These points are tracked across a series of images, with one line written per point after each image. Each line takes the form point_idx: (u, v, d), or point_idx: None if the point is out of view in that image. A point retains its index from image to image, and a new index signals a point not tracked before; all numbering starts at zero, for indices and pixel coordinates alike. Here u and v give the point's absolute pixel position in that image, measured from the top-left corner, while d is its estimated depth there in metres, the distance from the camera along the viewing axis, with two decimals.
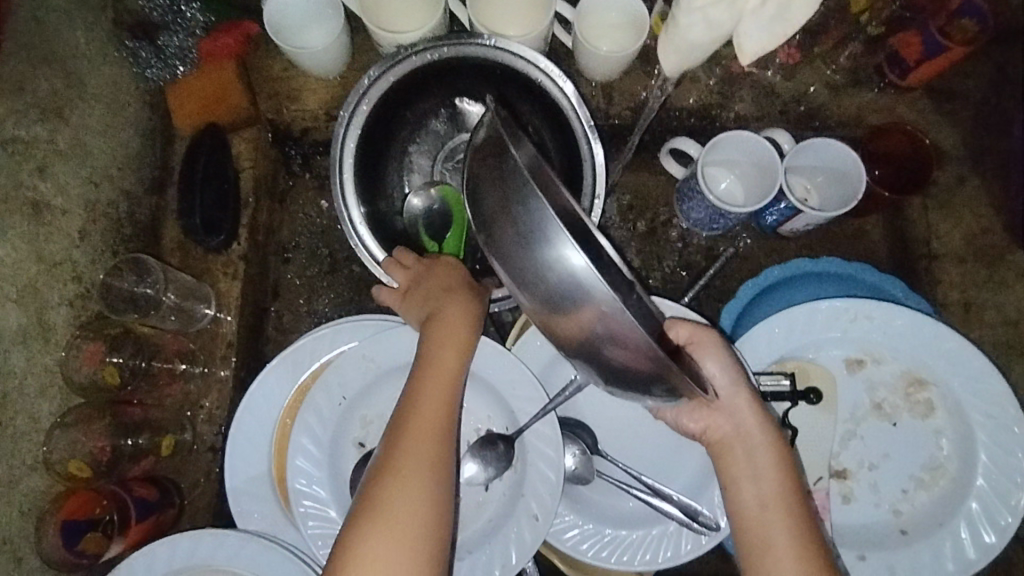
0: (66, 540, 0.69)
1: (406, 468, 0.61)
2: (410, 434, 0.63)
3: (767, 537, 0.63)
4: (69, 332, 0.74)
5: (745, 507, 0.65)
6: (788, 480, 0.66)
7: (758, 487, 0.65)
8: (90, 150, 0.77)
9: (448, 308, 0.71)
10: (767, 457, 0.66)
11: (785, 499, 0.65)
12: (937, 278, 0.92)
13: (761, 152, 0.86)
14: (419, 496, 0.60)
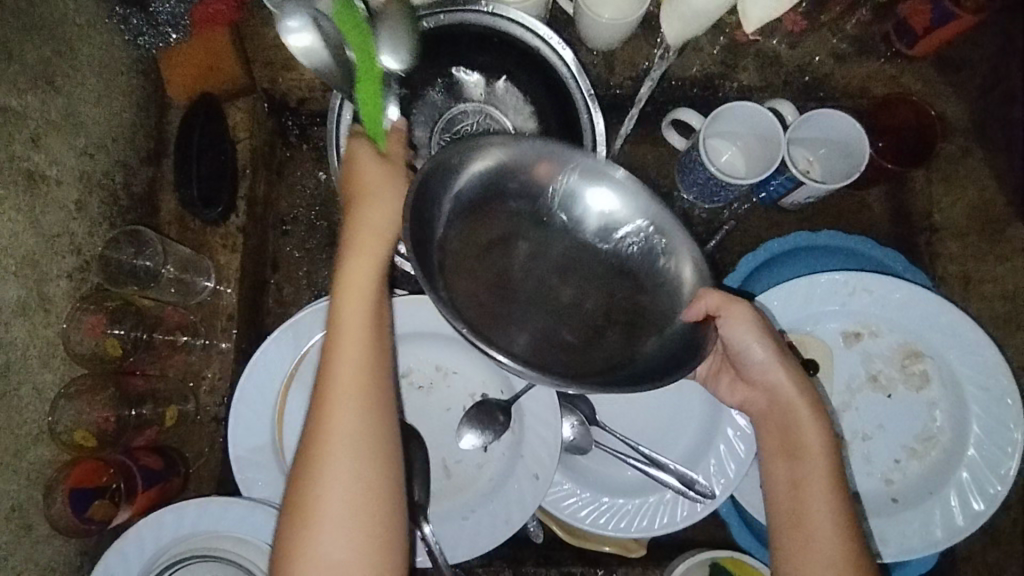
0: (74, 506, 0.71)
1: (336, 426, 0.59)
2: (332, 390, 0.60)
3: (810, 518, 0.63)
4: (70, 303, 0.74)
5: (789, 487, 0.65)
6: (831, 462, 0.65)
7: (804, 468, 0.65)
8: (83, 120, 0.76)
9: (360, 231, 0.63)
10: (812, 440, 0.65)
11: (828, 483, 0.64)
12: (936, 252, 0.92)
13: (762, 123, 0.86)
14: (357, 451, 0.59)
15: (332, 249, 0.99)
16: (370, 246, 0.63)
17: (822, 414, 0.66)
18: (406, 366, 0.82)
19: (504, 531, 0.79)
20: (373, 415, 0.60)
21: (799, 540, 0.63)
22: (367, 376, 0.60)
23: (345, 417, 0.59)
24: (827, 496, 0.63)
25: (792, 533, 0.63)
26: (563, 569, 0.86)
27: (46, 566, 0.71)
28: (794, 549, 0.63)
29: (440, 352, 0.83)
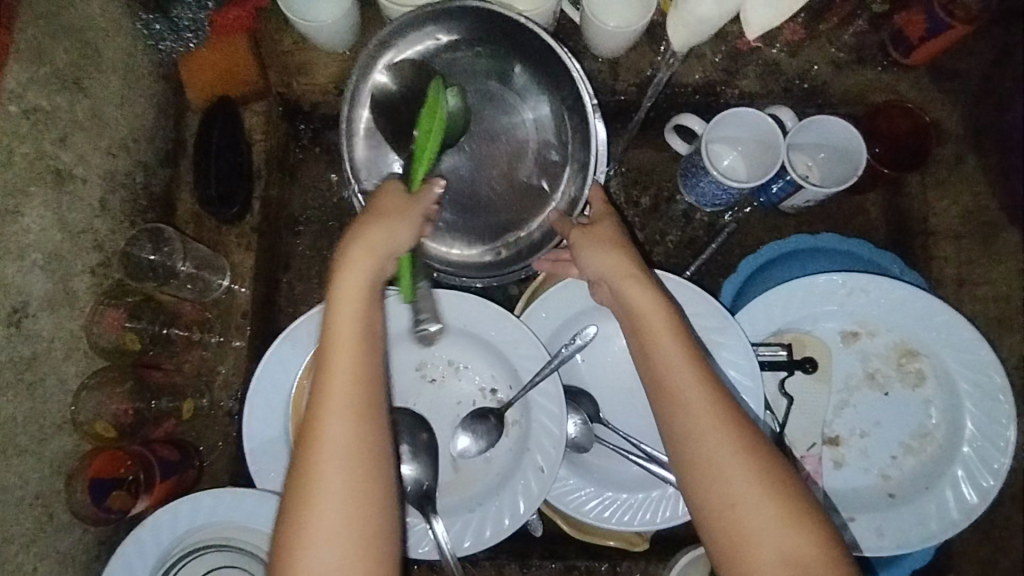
0: (93, 496, 0.74)
1: (319, 459, 0.57)
2: (315, 420, 0.59)
3: (705, 448, 0.60)
4: (93, 298, 0.76)
5: (676, 423, 0.61)
6: (709, 383, 0.62)
7: (682, 396, 0.62)
8: (107, 122, 0.79)
9: (353, 258, 0.63)
10: (682, 370, 0.63)
11: (710, 403, 0.61)
12: (932, 254, 0.94)
13: (763, 127, 0.88)
14: (343, 480, 0.57)
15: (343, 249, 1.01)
16: (359, 273, 0.63)
17: (681, 335, 0.65)
18: (420, 360, 0.86)
19: (509, 524, 0.81)
20: (359, 442, 0.58)
21: (708, 481, 0.59)
22: (350, 402, 0.59)
23: (326, 446, 0.58)
24: (713, 418, 0.60)
25: (693, 469, 0.60)
26: (568, 562, 0.88)
27: (67, 552, 0.73)
28: (709, 494, 0.59)
29: (452, 347, 0.86)
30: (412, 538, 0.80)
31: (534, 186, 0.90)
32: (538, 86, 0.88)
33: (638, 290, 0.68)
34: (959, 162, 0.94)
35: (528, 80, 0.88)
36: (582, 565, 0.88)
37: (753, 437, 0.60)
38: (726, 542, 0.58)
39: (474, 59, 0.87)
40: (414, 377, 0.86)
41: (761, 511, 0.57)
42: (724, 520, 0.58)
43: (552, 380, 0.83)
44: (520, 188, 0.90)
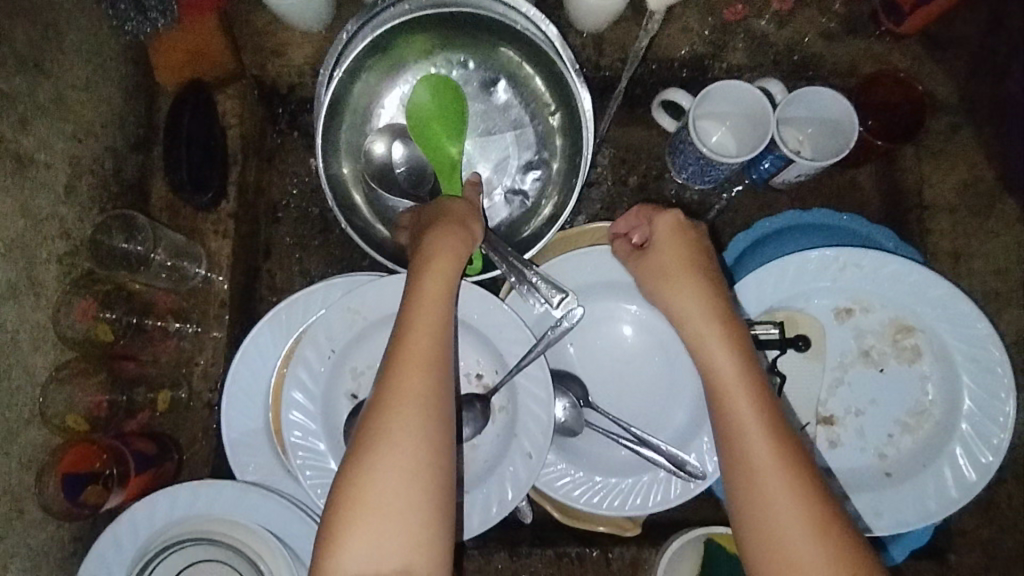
0: (67, 491, 0.72)
1: (398, 398, 0.59)
2: (399, 361, 0.61)
3: (758, 485, 0.58)
4: (60, 288, 0.74)
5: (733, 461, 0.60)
6: (767, 416, 0.61)
7: (744, 440, 0.60)
8: (71, 106, 0.76)
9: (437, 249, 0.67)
10: (744, 407, 0.62)
11: (765, 437, 0.60)
12: (928, 228, 0.91)
13: (751, 101, 0.86)
14: (413, 420, 0.58)
15: (325, 237, 0.97)
16: (452, 243, 0.68)
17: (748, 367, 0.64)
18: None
19: (496, 511, 0.80)
20: (437, 390, 0.60)
21: (753, 517, 0.58)
22: (433, 352, 0.61)
23: (411, 386, 0.59)
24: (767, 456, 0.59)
25: (740, 498, 0.59)
26: (558, 549, 0.87)
27: (40, 550, 0.71)
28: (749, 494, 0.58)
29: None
30: None
31: (511, 201, 0.90)
32: (525, 101, 0.90)
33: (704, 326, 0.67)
34: (954, 133, 0.92)
35: (514, 96, 0.90)
36: (572, 552, 0.86)
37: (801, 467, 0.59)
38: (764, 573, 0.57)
39: (464, 73, 0.89)
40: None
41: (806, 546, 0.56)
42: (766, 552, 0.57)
43: (539, 365, 0.80)
44: (499, 203, 0.90)
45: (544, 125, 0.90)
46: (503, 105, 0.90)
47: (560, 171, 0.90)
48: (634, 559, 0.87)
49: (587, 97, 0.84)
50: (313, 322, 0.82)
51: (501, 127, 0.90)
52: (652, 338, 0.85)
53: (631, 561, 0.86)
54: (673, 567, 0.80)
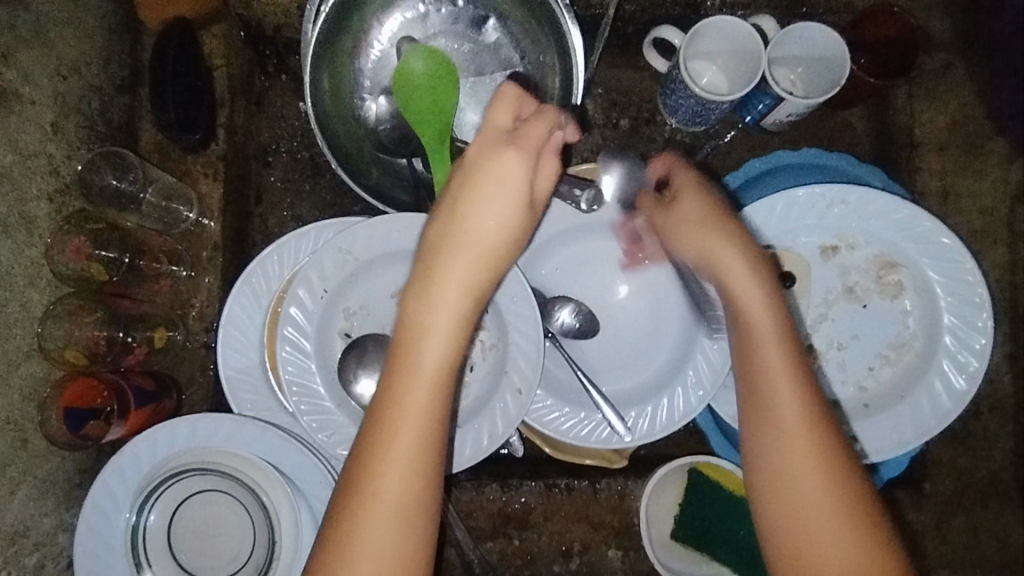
0: (69, 424, 0.74)
1: (380, 468, 0.57)
2: (381, 433, 0.58)
3: (806, 493, 0.59)
4: (51, 224, 0.75)
5: (763, 438, 0.62)
6: (823, 425, 0.61)
7: (780, 430, 0.61)
8: (52, 41, 0.75)
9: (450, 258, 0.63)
10: (787, 390, 0.62)
11: (815, 443, 0.60)
12: (917, 166, 0.92)
13: (743, 38, 0.85)
14: (400, 476, 0.57)
15: (315, 180, 0.97)
16: (472, 252, 0.64)
17: (799, 367, 0.63)
18: (394, 287, 0.84)
19: (487, 444, 0.81)
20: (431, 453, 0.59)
21: (787, 517, 0.60)
22: (430, 413, 0.59)
23: (401, 448, 0.58)
24: (823, 479, 0.59)
25: (771, 464, 0.61)
26: (548, 481, 0.90)
27: (46, 479, 0.74)
28: (772, 470, 0.61)
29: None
30: None
31: None
32: (516, 40, 0.89)
33: (754, 300, 0.67)
34: (947, 71, 0.91)
35: (504, 35, 0.89)
36: (562, 484, 0.90)
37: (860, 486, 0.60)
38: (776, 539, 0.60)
39: (453, 11, 0.89)
40: (390, 304, 0.85)
41: (833, 541, 0.58)
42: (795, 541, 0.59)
43: (529, 303, 0.80)
44: None
45: (535, 64, 0.89)
46: (490, 45, 0.89)
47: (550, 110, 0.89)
48: (620, 489, 0.90)
49: (574, 23, 0.83)
50: (304, 263, 0.82)
51: (490, 67, 0.89)
52: (641, 280, 0.86)
53: (618, 490, 0.90)
54: (657, 494, 0.84)
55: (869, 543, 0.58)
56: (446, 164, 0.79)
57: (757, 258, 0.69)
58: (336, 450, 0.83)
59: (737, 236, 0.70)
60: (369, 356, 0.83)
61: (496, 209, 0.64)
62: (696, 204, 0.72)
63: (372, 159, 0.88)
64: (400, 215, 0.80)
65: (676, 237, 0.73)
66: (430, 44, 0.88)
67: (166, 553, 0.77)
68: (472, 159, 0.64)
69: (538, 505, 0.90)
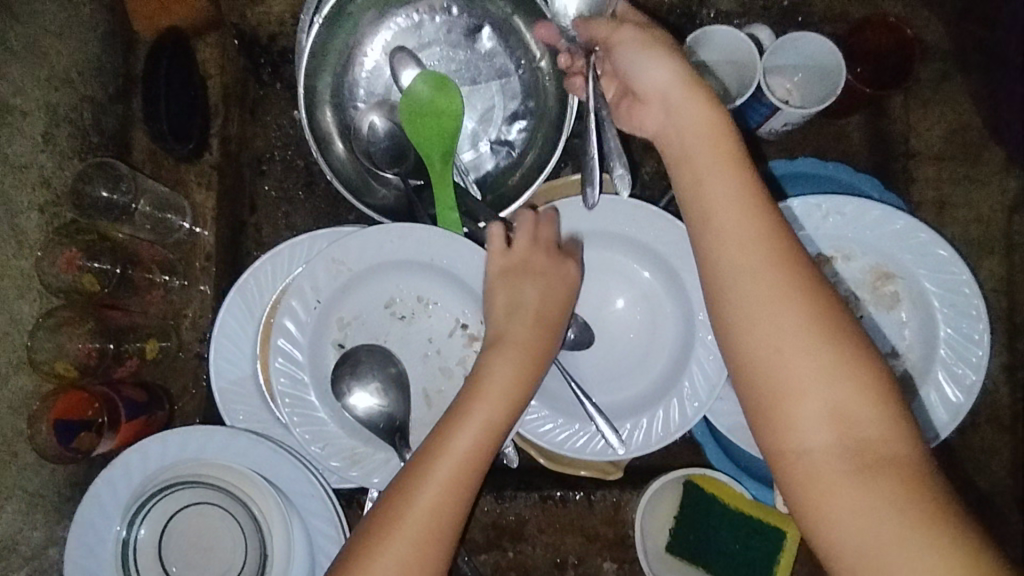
0: (60, 437, 0.73)
1: (426, 480, 0.63)
2: (435, 451, 0.65)
3: (779, 336, 0.54)
4: (41, 237, 0.74)
5: (733, 302, 0.56)
6: (793, 277, 0.55)
7: (737, 265, 0.56)
8: (45, 52, 0.74)
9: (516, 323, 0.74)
10: (743, 245, 0.57)
11: (787, 295, 0.54)
12: (913, 176, 0.91)
13: (741, 48, 0.84)
14: (437, 500, 0.62)
15: (310, 189, 0.96)
16: (536, 319, 0.75)
17: (745, 193, 0.59)
18: (389, 297, 0.84)
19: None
20: (467, 484, 0.64)
21: (775, 390, 0.53)
22: (474, 458, 0.65)
23: (441, 476, 0.63)
24: (804, 336, 0.53)
25: (740, 332, 0.56)
26: (542, 492, 0.89)
27: (36, 492, 0.73)
28: (749, 345, 0.55)
29: (420, 283, 0.83)
30: (386, 472, 0.83)
31: (497, 151, 0.89)
32: (510, 49, 0.88)
33: (705, 151, 0.62)
34: (944, 80, 0.91)
35: (499, 43, 0.88)
36: (556, 495, 0.89)
37: (836, 320, 0.54)
38: (767, 428, 0.54)
39: (448, 19, 0.88)
40: (383, 314, 0.84)
41: (816, 381, 0.53)
42: (785, 422, 0.53)
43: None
44: (484, 153, 0.89)
45: (530, 73, 0.89)
46: (485, 55, 0.88)
47: (543, 120, 0.89)
48: (615, 501, 0.90)
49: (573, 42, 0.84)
50: (296, 274, 0.82)
51: (485, 76, 0.88)
52: (638, 290, 0.86)
53: (613, 501, 0.90)
54: (652, 506, 0.84)
55: (860, 382, 0.53)
56: (451, 192, 0.82)
57: (713, 104, 0.63)
58: (329, 461, 0.83)
59: (696, 86, 0.64)
60: (362, 367, 0.82)
61: (552, 295, 0.76)
62: (663, 73, 0.65)
63: (367, 169, 0.88)
64: (394, 226, 0.80)
65: (642, 83, 0.67)
66: (424, 54, 0.88)
67: (157, 569, 0.76)
68: (530, 255, 0.77)
69: (532, 516, 0.89)
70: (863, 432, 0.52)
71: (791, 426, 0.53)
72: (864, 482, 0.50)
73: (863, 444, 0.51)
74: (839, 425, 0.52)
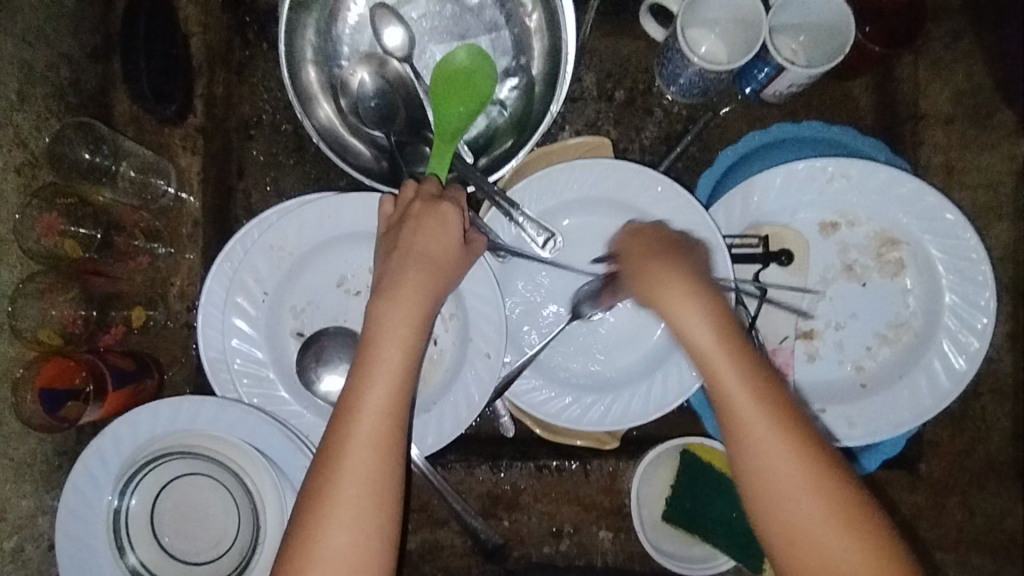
0: (46, 406, 0.72)
1: (341, 462, 0.58)
2: (342, 426, 0.59)
3: (794, 507, 0.54)
4: (20, 200, 0.71)
5: (755, 482, 0.55)
6: (798, 432, 0.55)
7: (751, 440, 0.54)
8: (18, 4, 0.71)
9: (410, 266, 0.66)
10: (752, 417, 0.55)
11: (801, 464, 0.54)
12: (921, 140, 0.89)
13: (744, 4, 0.81)
14: (358, 506, 0.57)
15: (299, 155, 0.93)
16: (427, 257, 0.66)
17: (743, 358, 0.56)
18: (339, 275, 0.83)
19: (466, 416, 0.79)
20: (384, 483, 0.58)
21: (798, 553, 0.54)
22: (387, 425, 0.60)
23: (358, 448, 0.58)
24: (819, 500, 0.53)
25: (760, 505, 0.55)
26: (538, 462, 0.89)
27: (23, 462, 0.72)
28: (773, 518, 0.54)
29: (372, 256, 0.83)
30: None
31: (490, 111, 0.85)
32: (499, 2, 0.85)
33: (700, 338, 0.56)
34: (955, 40, 0.88)
35: None
36: (552, 464, 0.89)
37: (851, 498, 0.54)
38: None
39: None
40: (337, 294, 0.84)
41: (825, 552, 0.53)
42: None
43: (486, 273, 0.77)
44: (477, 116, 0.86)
45: (520, 28, 0.85)
46: (477, 10, 0.85)
47: (535, 78, 0.86)
48: (612, 471, 0.89)
49: None
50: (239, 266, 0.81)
51: (475, 30, 0.85)
52: None
53: (609, 470, 0.89)
54: (649, 476, 0.83)
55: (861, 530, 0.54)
56: (451, 158, 0.77)
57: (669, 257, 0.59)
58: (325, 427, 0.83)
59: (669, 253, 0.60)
60: (327, 352, 0.82)
61: (442, 237, 0.67)
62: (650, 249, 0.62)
63: (354, 133, 0.85)
64: (331, 201, 0.80)
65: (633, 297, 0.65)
66: (409, 6, 0.84)
67: (150, 541, 0.75)
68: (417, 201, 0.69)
69: (528, 486, 0.89)
70: None
71: None
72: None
73: None
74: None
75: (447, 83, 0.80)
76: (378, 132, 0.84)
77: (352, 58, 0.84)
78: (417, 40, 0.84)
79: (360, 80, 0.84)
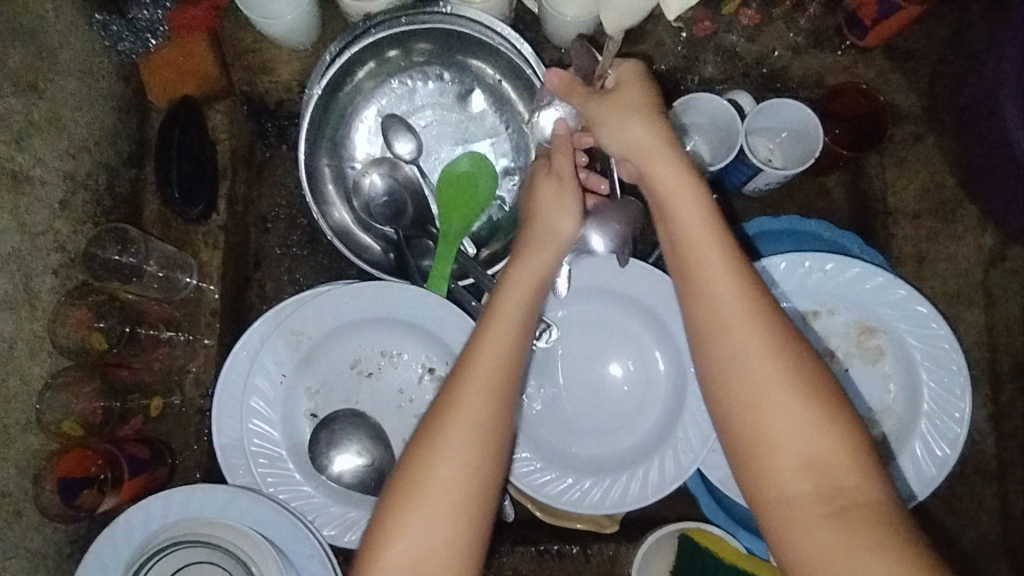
0: (64, 495, 0.74)
1: (464, 396, 0.63)
2: (463, 370, 0.64)
3: (758, 396, 0.59)
4: (55, 298, 0.77)
5: (723, 364, 0.61)
6: (764, 314, 0.61)
7: (719, 317, 0.61)
8: (65, 124, 0.78)
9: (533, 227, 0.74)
10: (722, 290, 0.61)
11: (767, 344, 0.60)
12: (892, 232, 0.95)
13: (722, 113, 0.89)
14: (472, 442, 0.62)
15: (313, 247, 1.00)
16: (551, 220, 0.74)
17: (721, 243, 0.63)
18: (353, 356, 0.88)
19: None
20: (500, 421, 0.63)
21: (763, 442, 0.59)
22: (504, 368, 0.65)
23: (480, 384, 0.63)
24: (781, 378, 0.59)
25: (724, 383, 0.61)
26: (540, 547, 0.90)
27: (38, 552, 0.74)
28: (737, 405, 0.60)
29: (385, 340, 0.88)
30: None
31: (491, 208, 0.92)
32: (499, 109, 0.93)
33: (691, 213, 0.64)
34: (918, 141, 0.95)
35: (490, 105, 0.93)
36: (553, 549, 0.90)
37: (819, 377, 0.60)
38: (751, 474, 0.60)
39: (440, 85, 0.93)
40: (350, 375, 0.88)
41: (788, 421, 0.58)
42: (767, 469, 0.59)
43: None
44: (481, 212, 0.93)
45: (519, 132, 0.93)
46: (478, 117, 0.93)
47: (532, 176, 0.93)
48: (612, 554, 0.91)
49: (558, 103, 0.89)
50: (258, 351, 0.85)
51: (478, 136, 0.93)
52: (633, 343, 0.88)
53: (609, 553, 0.90)
54: (648, 559, 0.84)
55: (830, 424, 0.58)
56: (451, 262, 0.86)
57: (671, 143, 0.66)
58: (331, 512, 0.86)
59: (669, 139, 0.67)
60: (338, 436, 0.85)
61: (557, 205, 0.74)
62: (630, 132, 0.67)
63: (364, 228, 0.92)
64: (348, 288, 0.84)
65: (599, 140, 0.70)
66: (417, 115, 0.93)
67: None
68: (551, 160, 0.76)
69: (530, 571, 0.90)
70: (839, 474, 0.57)
71: (773, 480, 0.58)
72: (838, 529, 0.55)
73: (839, 492, 0.57)
74: (812, 468, 0.57)
75: (450, 188, 0.89)
76: (386, 227, 0.92)
77: (364, 163, 0.92)
78: (427, 146, 0.92)
79: (371, 182, 0.90)
